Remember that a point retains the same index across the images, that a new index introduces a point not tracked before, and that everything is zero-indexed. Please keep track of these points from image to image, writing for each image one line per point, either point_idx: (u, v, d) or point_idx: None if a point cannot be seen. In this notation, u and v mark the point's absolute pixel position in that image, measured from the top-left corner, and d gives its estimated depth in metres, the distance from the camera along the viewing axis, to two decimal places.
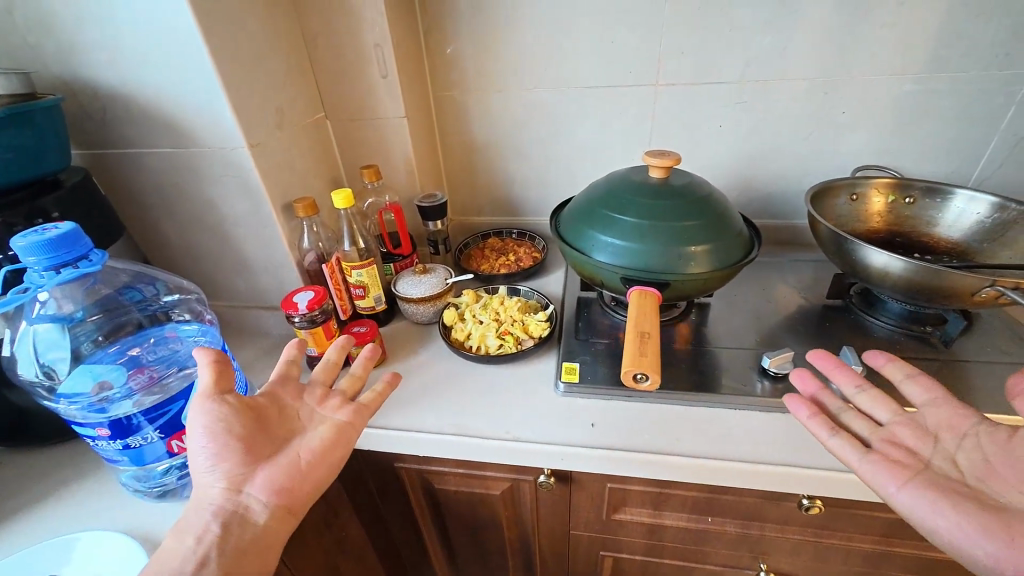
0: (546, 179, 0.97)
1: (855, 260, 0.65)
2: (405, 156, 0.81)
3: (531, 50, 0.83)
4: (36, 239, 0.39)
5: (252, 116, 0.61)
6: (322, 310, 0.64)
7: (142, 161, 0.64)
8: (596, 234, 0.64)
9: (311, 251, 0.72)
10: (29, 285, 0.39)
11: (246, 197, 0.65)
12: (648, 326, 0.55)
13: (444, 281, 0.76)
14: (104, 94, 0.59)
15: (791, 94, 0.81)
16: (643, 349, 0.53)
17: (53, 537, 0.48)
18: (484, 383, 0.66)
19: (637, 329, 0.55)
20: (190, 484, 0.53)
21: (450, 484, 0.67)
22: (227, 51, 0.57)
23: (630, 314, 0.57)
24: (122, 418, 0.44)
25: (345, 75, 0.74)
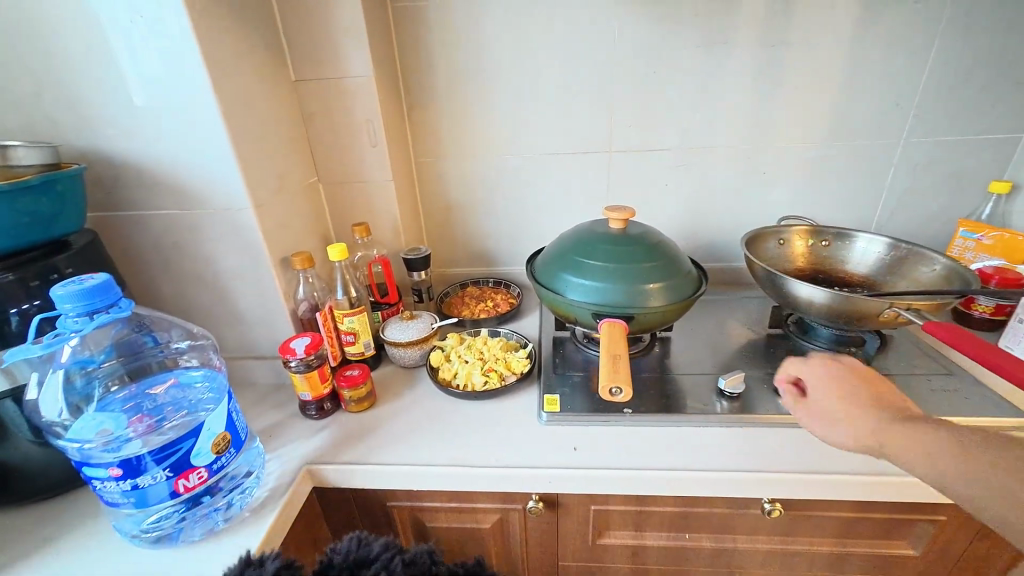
0: (517, 232, 1.07)
1: (784, 291, 0.77)
2: (392, 213, 0.89)
3: (502, 124, 0.96)
4: (75, 288, 0.43)
5: (257, 179, 0.68)
6: (317, 354, 0.68)
7: (148, 221, 0.68)
8: (568, 276, 0.73)
9: (305, 301, 0.77)
10: (62, 330, 0.43)
11: (247, 253, 0.71)
12: (620, 348, 0.63)
13: (430, 325, 0.82)
14: (120, 163, 0.65)
15: (720, 159, 0.96)
16: (616, 366, 0.60)
17: None
18: (472, 417, 0.71)
19: (614, 354, 0.62)
20: (186, 529, 0.54)
21: (441, 521, 0.69)
22: (239, 126, 0.65)
23: (606, 343, 0.64)
24: (135, 458, 0.46)
25: (338, 145, 0.84)
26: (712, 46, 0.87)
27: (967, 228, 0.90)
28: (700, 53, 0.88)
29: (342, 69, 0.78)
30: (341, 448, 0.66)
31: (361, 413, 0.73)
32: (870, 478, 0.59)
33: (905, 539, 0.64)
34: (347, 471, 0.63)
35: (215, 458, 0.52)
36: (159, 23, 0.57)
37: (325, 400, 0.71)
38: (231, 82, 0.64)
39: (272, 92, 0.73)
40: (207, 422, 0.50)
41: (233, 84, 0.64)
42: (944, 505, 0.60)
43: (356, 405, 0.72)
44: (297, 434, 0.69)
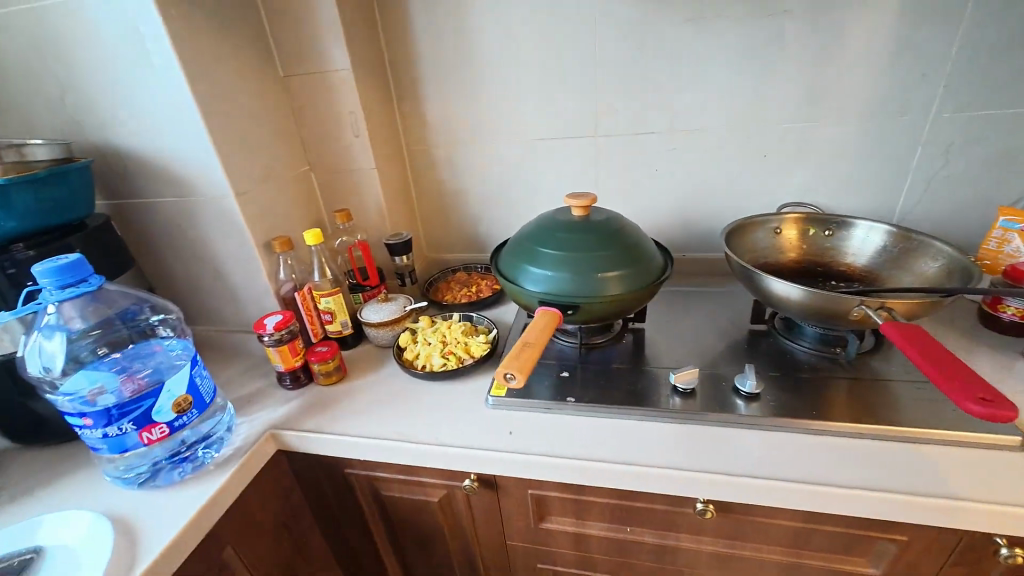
0: (506, 219, 1.07)
1: (760, 287, 0.72)
2: (376, 200, 0.93)
3: (486, 111, 0.96)
4: (51, 265, 0.51)
5: (239, 169, 0.75)
6: (288, 330, 0.75)
7: (153, 208, 0.78)
8: (526, 266, 0.74)
9: (287, 282, 0.83)
10: (41, 301, 0.52)
11: (233, 236, 0.78)
12: (533, 337, 0.55)
13: (403, 307, 0.86)
14: (126, 157, 0.74)
15: (715, 142, 0.90)
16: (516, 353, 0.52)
17: (44, 514, 0.58)
18: (427, 397, 0.74)
19: (524, 343, 0.54)
20: (160, 476, 0.62)
21: (395, 491, 0.74)
22: (220, 121, 0.72)
23: (526, 333, 0.56)
24: (104, 410, 0.54)
25: (325, 135, 0.89)
26: (701, 21, 0.81)
27: (1009, 217, 0.77)
28: (687, 29, 0.82)
29: (325, 63, 0.83)
30: (305, 416, 0.73)
31: (330, 386, 0.78)
32: (809, 487, 0.55)
33: (865, 556, 0.59)
34: (304, 437, 0.69)
35: (176, 416, 0.59)
36: (143, 31, 0.64)
37: (298, 372, 0.77)
38: (211, 81, 0.70)
39: (258, 88, 0.79)
40: (167, 384, 0.58)
41: (215, 83, 0.71)
42: (901, 524, 0.55)
43: (326, 377, 0.78)
44: (270, 401, 0.76)
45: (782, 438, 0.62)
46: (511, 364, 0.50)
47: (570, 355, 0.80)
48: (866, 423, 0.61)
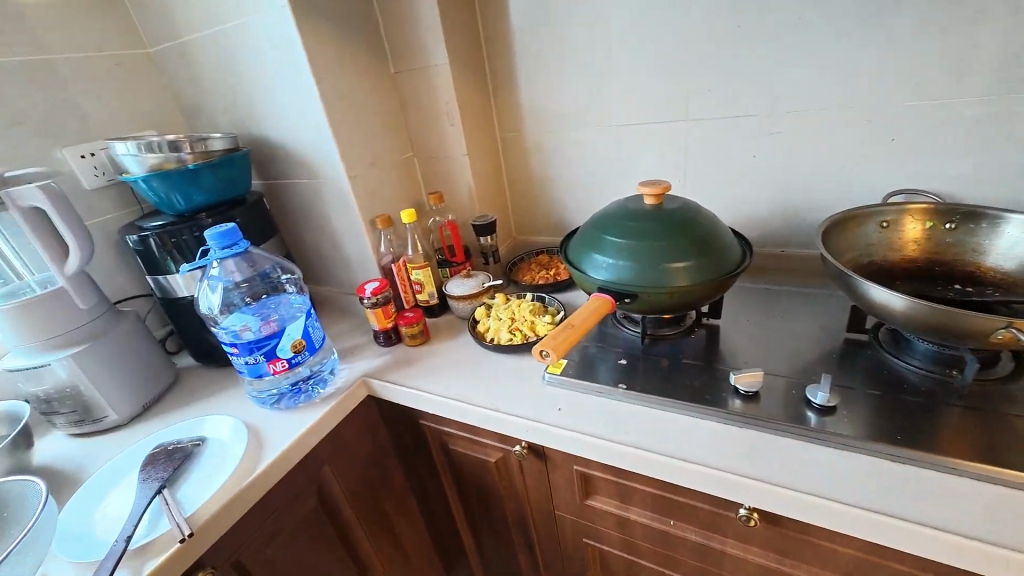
0: (590, 205, 1.07)
1: (858, 294, 0.64)
2: (467, 184, 1.01)
3: (574, 97, 0.97)
4: (216, 231, 0.68)
5: (353, 157, 0.88)
6: (383, 296, 0.87)
7: (291, 188, 0.95)
8: (592, 254, 0.75)
9: (387, 254, 0.95)
10: (210, 257, 0.69)
11: (347, 213, 0.93)
12: (579, 321, 0.57)
13: (482, 284, 0.94)
14: (273, 146, 0.92)
15: (829, 124, 0.79)
16: (557, 332, 0.55)
17: (207, 416, 0.79)
18: (492, 367, 0.81)
19: (569, 326, 0.56)
20: (282, 401, 0.79)
21: (460, 446, 0.83)
22: (339, 115, 0.85)
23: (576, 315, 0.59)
24: (245, 344, 0.71)
25: (426, 125, 0.99)
26: None
27: None
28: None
29: (427, 60, 0.92)
30: (391, 370, 0.85)
31: (415, 347, 0.90)
32: (874, 517, 0.50)
33: None
34: (388, 387, 0.82)
35: (293, 355, 0.74)
36: (287, 44, 0.79)
37: (390, 332, 0.90)
38: (334, 83, 0.83)
39: (371, 84, 0.91)
40: (287, 329, 0.73)
41: (337, 83, 0.84)
42: None
43: (412, 340, 0.89)
44: (367, 354, 0.90)
45: (856, 460, 0.56)
46: (548, 342, 0.53)
47: (633, 345, 0.80)
48: (971, 460, 0.52)
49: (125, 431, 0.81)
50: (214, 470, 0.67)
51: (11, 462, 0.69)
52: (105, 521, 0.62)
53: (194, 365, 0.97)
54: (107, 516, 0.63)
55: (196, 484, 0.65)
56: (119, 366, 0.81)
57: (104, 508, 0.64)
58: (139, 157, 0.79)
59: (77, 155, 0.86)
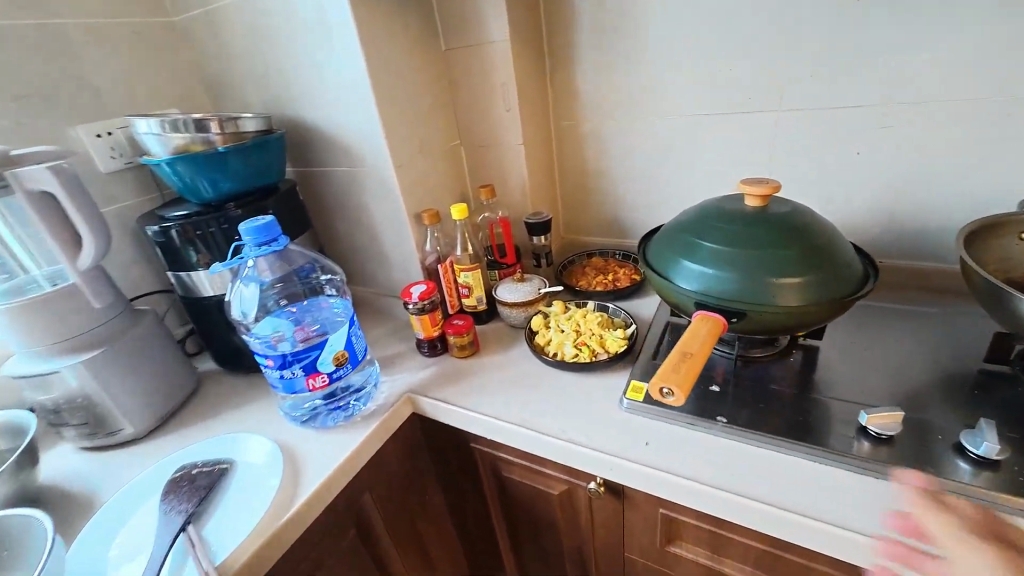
0: (654, 203, 0.96)
1: (1014, 319, 0.53)
2: (520, 176, 0.91)
3: (644, 81, 0.86)
4: (252, 225, 0.59)
5: (399, 143, 0.78)
6: (430, 301, 0.78)
7: (328, 176, 0.86)
8: (681, 260, 0.64)
9: (432, 253, 0.86)
10: (244, 255, 0.59)
11: (389, 205, 0.83)
12: (696, 348, 0.48)
13: (538, 290, 0.84)
14: (309, 129, 0.82)
15: (958, 117, 0.68)
16: (677, 365, 0.46)
17: (234, 434, 0.69)
18: (556, 385, 0.71)
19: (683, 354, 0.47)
20: (318, 419, 0.70)
21: (515, 473, 0.74)
22: (387, 94, 0.75)
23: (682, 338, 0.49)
24: (281, 357, 0.62)
25: (477, 109, 0.89)
26: None
27: None
28: None
29: (483, 35, 0.81)
30: (439, 385, 0.75)
31: (463, 359, 0.80)
32: None
33: None
34: (437, 405, 0.72)
35: (335, 369, 0.65)
36: (333, 11, 0.68)
37: (435, 340, 0.81)
38: (382, 58, 0.73)
39: (420, 61, 0.81)
40: (330, 340, 0.64)
41: (385, 58, 0.74)
42: None
43: (460, 351, 0.80)
44: (410, 365, 0.81)
45: None
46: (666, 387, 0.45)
47: (720, 367, 0.70)
48: None
49: (142, 446, 0.72)
50: (246, 502, 0.58)
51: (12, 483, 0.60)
52: (121, 563, 0.53)
53: (216, 370, 0.88)
54: (123, 554, 0.54)
55: (225, 519, 0.57)
56: (136, 374, 0.72)
57: (119, 543, 0.56)
58: (162, 137, 0.70)
59: (92, 134, 0.77)
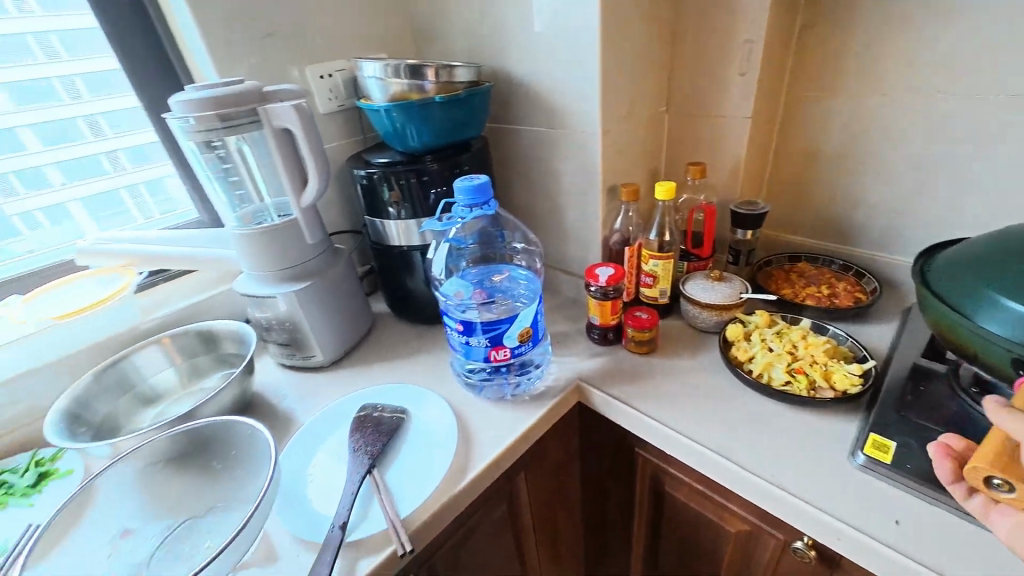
0: (906, 208, 0.75)
1: None
2: (735, 156, 0.78)
3: (946, 47, 0.64)
4: (467, 184, 0.56)
5: (611, 106, 0.70)
6: (616, 287, 0.71)
7: (521, 136, 0.81)
8: (993, 295, 0.48)
9: (619, 232, 0.79)
10: (454, 215, 0.57)
11: (583, 174, 0.76)
12: None
13: (738, 294, 0.72)
14: (514, 83, 0.77)
15: None
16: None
17: (410, 385, 0.72)
18: (757, 413, 0.60)
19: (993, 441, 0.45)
20: (486, 388, 0.69)
21: (681, 494, 0.66)
22: (612, 48, 0.66)
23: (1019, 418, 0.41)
24: (473, 323, 0.60)
25: (699, 72, 0.75)
26: None
27: None
28: None
29: None
30: (613, 379, 0.69)
31: (637, 355, 0.73)
32: None
33: None
34: (610, 401, 0.66)
35: (518, 344, 0.62)
36: None
37: (609, 330, 0.74)
38: (616, 5, 0.63)
39: (650, 10, 0.70)
40: (520, 315, 0.61)
41: (619, 4, 0.64)
42: None
43: (636, 345, 0.72)
44: (579, 350, 0.76)
45: None
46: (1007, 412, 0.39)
47: None
48: None
49: (329, 374, 0.78)
50: (423, 459, 0.59)
51: (239, 389, 0.67)
52: (320, 486, 0.57)
53: (388, 313, 0.92)
54: (321, 477, 0.58)
55: (404, 471, 0.58)
56: (331, 308, 0.77)
57: (317, 465, 0.60)
58: (383, 82, 0.70)
59: (317, 75, 0.80)
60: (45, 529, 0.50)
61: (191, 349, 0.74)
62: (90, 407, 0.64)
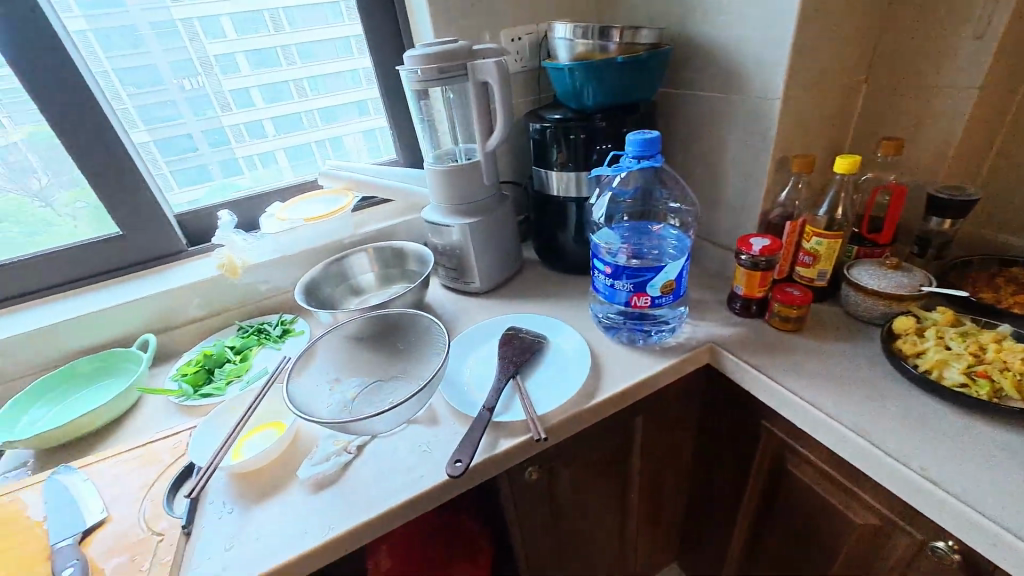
0: None
1: None
2: (946, 134, 0.68)
3: None
4: (638, 137, 0.61)
5: (800, 70, 0.67)
6: (768, 259, 0.69)
7: (693, 101, 0.82)
8: None
9: (782, 206, 0.76)
10: (621, 166, 0.63)
11: (754, 143, 0.74)
12: None
13: (918, 286, 0.66)
14: (695, 46, 0.77)
15: None
16: None
17: (551, 319, 0.81)
18: (915, 408, 0.56)
19: None
20: (620, 333, 0.75)
21: (806, 476, 0.65)
22: (813, 7, 0.63)
23: None
24: (622, 267, 0.66)
25: (918, 35, 0.67)
26: None
27: None
28: None
29: None
30: (749, 348, 0.69)
31: (781, 331, 0.72)
32: None
33: None
34: (743, 367, 0.67)
35: (660, 295, 0.67)
36: None
37: (753, 302, 0.74)
38: None
39: None
40: (667, 267, 0.65)
41: None
42: None
43: (781, 322, 0.71)
44: (717, 317, 0.76)
45: None
46: None
47: None
48: None
49: (481, 300, 0.92)
50: (557, 378, 0.68)
51: (416, 295, 0.84)
52: (473, 377, 0.71)
53: (535, 260, 1.03)
54: (474, 371, 0.72)
55: (541, 383, 0.68)
56: (492, 243, 0.89)
57: (472, 362, 0.74)
58: (570, 43, 0.77)
59: (509, 38, 0.91)
60: (302, 359, 0.69)
61: (385, 260, 0.93)
62: (320, 287, 0.87)
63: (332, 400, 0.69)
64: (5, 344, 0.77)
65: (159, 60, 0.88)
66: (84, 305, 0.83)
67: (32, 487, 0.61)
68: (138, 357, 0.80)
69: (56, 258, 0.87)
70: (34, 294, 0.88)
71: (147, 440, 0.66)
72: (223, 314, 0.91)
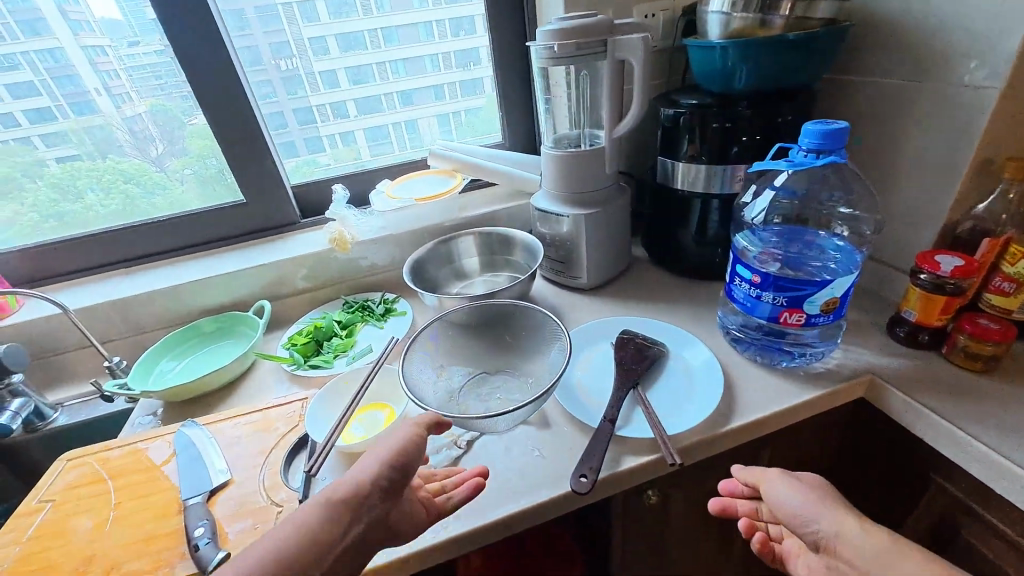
0: None
1: None
2: None
3: None
4: (819, 127, 0.51)
5: None
6: (959, 282, 0.57)
7: (865, 89, 0.70)
8: None
9: (977, 219, 0.63)
10: (791, 161, 0.54)
11: (949, 141, 0.62)
12: None
13: None
14: (880, 23, 0.66)
15: None
16: None
17: (670, 325, 0.74)
18: None
19: None
20: (754, 349, 0.67)
21: (987, 548, 0.54)
22: None
23: None
24: (774, 277, 0.58)
25: None
26: None
27: None
28: None
29: None
30: (921, 386, 0.58)
31: (963, 371, 0.60)
32: None
33: None
34: (915, 408, 0.56)
35: (819, 314, 0.57)
36: None
37: (925, 330, 0.62)
38: None
39: None
40: (834, 282, 0.55)
41: None
42: None
43: (965, 359, 0.59)
44: (876, 345, 0.66)
45: None
46: None
47: None
48: None
49: (587, 296, 0.86)
50: (684, 394, 0.61)
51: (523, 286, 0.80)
52: (587, 379, 0.66)
53: (644, 258, 0.95)
54: (589, 373, 0.67)
55: (666, 398, 0.61)
56: (605, 238, 0.83)
57: (585, 363, 0.69)
58: (726, 17, 0.68)
59: (644, 14, 0.83)
60: (416, 344, 0.67)
61: (490, 247, 0.90)
62: (424, 269, 0.86)
63: (439, 387, 0.67)
64: (145, 299, 0.83)
65: (260, 43, 0.88)
66: (209, 269, 0.88)
67: (165, 438, 0.65)
68: (254, 322, 0.83)
69: (187, 221, 0.93)
70: (167, 254, 0.95)
71: (263, 406, 0.68)
72: (330, 287, 0.93)
